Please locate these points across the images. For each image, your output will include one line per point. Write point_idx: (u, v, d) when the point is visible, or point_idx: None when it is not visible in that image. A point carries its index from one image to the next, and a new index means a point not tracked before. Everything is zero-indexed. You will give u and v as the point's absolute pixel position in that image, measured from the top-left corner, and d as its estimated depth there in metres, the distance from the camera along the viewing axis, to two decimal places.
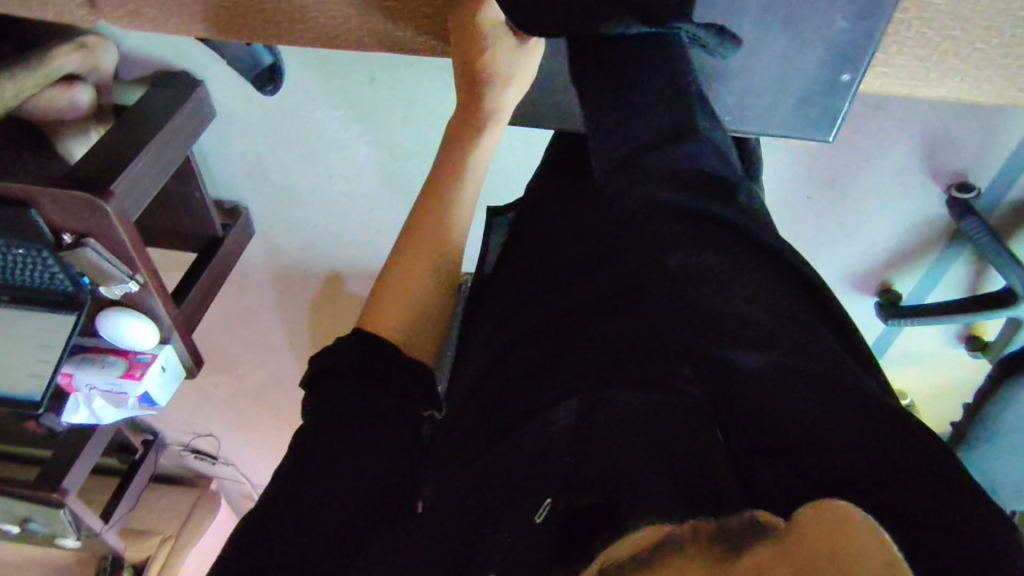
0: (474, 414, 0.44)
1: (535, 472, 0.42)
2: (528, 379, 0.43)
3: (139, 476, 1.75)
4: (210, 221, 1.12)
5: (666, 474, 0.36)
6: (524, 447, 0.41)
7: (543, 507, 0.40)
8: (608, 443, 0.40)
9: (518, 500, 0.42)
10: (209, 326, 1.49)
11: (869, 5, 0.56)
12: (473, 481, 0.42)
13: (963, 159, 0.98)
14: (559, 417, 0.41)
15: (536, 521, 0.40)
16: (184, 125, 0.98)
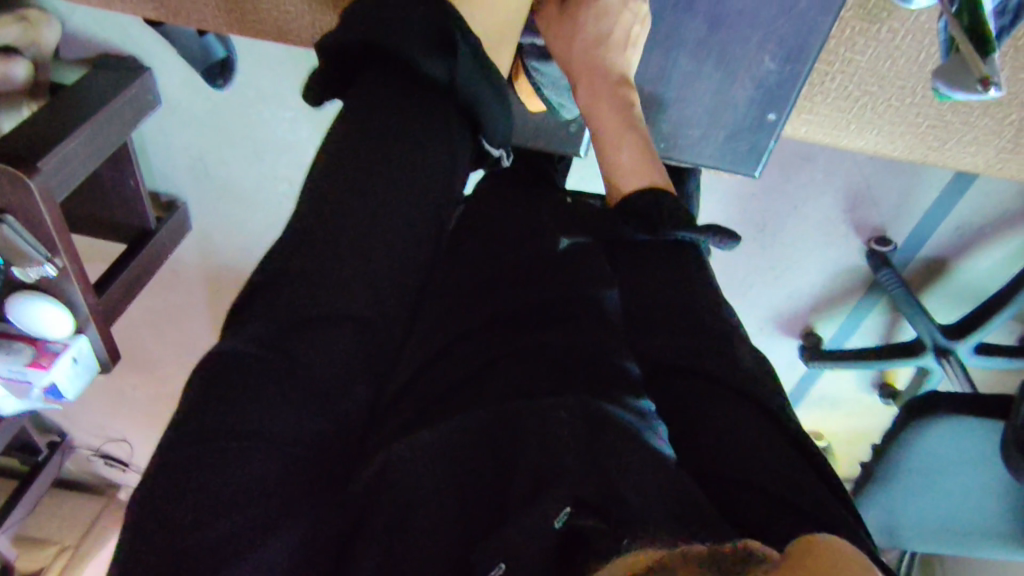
0: (441, 407, 0.43)
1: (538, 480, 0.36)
2: (499, 386, 0.43)
3: (41, 479, 1.64)
4: (143, 213, 1.08)
5: (667, 490, 0.35)
6: (525, 458, 0.38)
7: (563, 514, 0.34)
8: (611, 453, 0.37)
9: (518, 503, 0.36)
10: (133, 324, 1.43)
11: (796, 52, 0.60)
12: (446, 455, 0.40)
13: (882, 214, 1.05)
14: (559, 425, 0.39)
15: (553, 523, 0.34)
16: (124, 109, 0.95)
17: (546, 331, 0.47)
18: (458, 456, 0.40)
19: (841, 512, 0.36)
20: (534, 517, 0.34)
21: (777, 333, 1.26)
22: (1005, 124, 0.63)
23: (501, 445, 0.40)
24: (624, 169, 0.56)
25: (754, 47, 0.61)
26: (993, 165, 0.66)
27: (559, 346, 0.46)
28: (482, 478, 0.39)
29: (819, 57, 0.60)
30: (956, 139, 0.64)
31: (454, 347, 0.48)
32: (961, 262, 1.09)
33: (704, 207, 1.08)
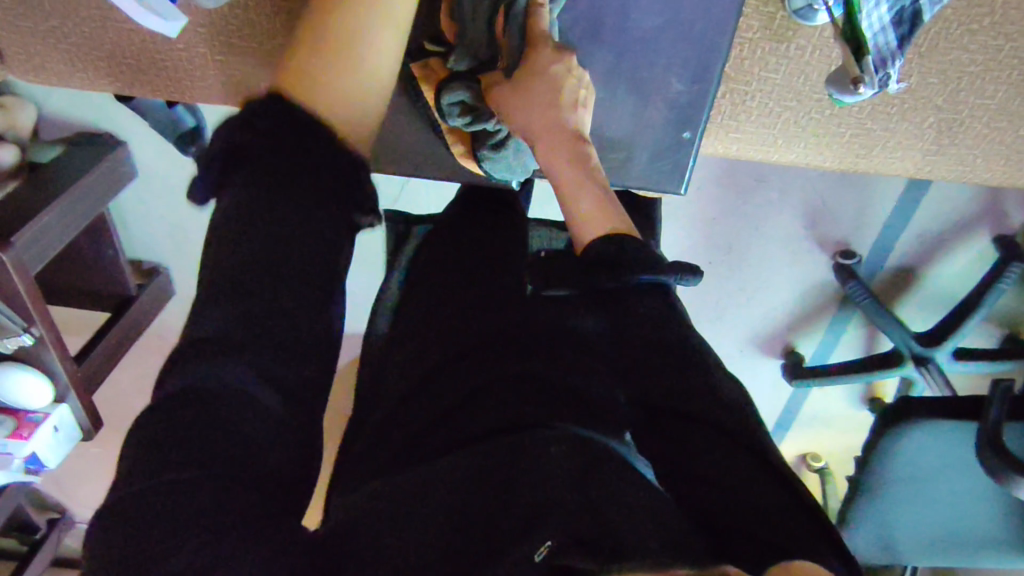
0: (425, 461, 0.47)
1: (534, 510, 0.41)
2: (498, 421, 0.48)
3: (40, 558, 1.63)
4: (123, 280, 1.12)
5: (643, 521, 0.40)
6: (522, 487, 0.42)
7: (544, 547, 0.39)
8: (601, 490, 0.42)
9: (502, 542, 0.40)
10: (124, 393, 1.44)
11: (700, 72, 0.65)
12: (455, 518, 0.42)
13: (843, 229, 1.07)
14: (555, 457, 0.44)
15: (538, 559, 0.38)
16: (99, 182, 0.99)
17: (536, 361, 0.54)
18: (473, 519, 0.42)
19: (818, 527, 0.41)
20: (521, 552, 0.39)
21: (757, 354, 1.26)
22: (924, 127, 0.68)
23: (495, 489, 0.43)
24: (586, 219, 0.58)
25: (661, 71, 0.65)
26: (923, 167, 0.71)
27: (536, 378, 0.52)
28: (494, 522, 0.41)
29: (722, 74, 0.65)
30: (881, 144, 0.70)
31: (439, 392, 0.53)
32: (928, 270, 1.10)
33: (671, 234, 1.09)
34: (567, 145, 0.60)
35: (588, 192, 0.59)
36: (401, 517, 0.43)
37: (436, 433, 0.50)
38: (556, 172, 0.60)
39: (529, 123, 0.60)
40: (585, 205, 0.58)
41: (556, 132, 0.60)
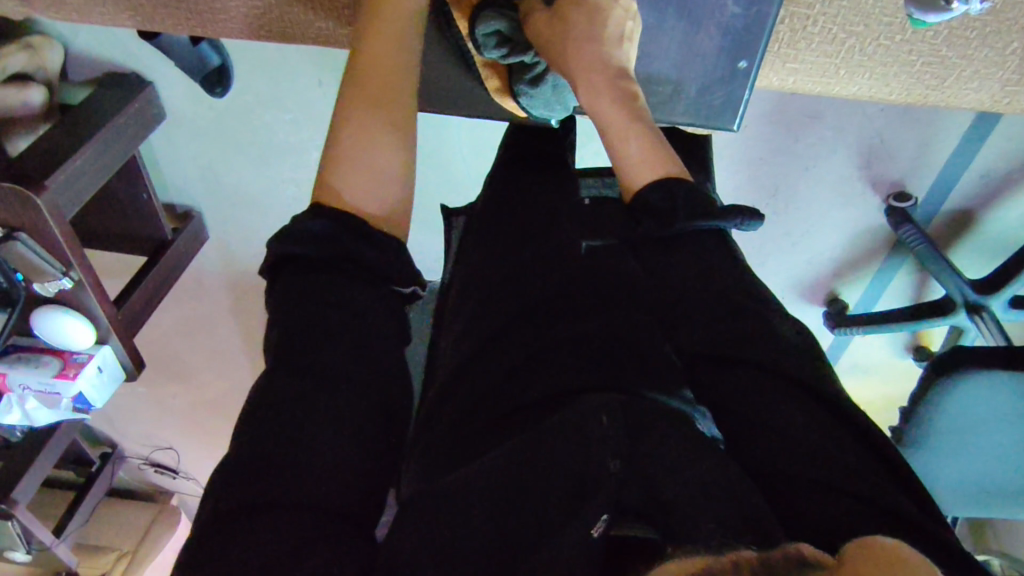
0: (473, 420, 0.47)
1: (585, 477, 0.39)
2: (544, 376, 0.47)
3: (96, 488, 1.71)
4: (159, 224, 1.12)
5: (709, 503, 0.38)
6: (561, 451, 0.40)
7: (599, 523, 0.38)
8: (655, 463, 0.40)
9: (552, 509, 0.39)
10: (166, 333, 1.48)
11: None
12: (498, 479, 0.41)
13: (899, 168, 1.00)
14: (599, 420, 0.41)
15: (593, 535, 0.37)
16: (129, 124, 0.98)
17: (579, 315, 0.51)
18: (514, 484, 0.40)
19: (891, 493, 0.38)
20: (575, 527, 0.37)
21: (799, 300, 1.22)
22: (1007, 54, 0.62)
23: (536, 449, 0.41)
24: (632, 162, 0.55)
25: None
26: (1000, 99, 0.65)
27: (578, 331, 0.50)
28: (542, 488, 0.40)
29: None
30: (956, 74, 0.64)
31: (483, 346, 0.52)
32: (990, 213, 1.03)
33: (714, 176, 1.04)
34: (609, 81, 0.57)
35: (636, 130, 0.56)
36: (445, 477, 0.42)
37: (482, 391, 0.49)
38: (598, 109, 0.57)
39: (572, 53, 0.58)
40: (631, 147, 0.55)
41: (598, 67, 0.57)
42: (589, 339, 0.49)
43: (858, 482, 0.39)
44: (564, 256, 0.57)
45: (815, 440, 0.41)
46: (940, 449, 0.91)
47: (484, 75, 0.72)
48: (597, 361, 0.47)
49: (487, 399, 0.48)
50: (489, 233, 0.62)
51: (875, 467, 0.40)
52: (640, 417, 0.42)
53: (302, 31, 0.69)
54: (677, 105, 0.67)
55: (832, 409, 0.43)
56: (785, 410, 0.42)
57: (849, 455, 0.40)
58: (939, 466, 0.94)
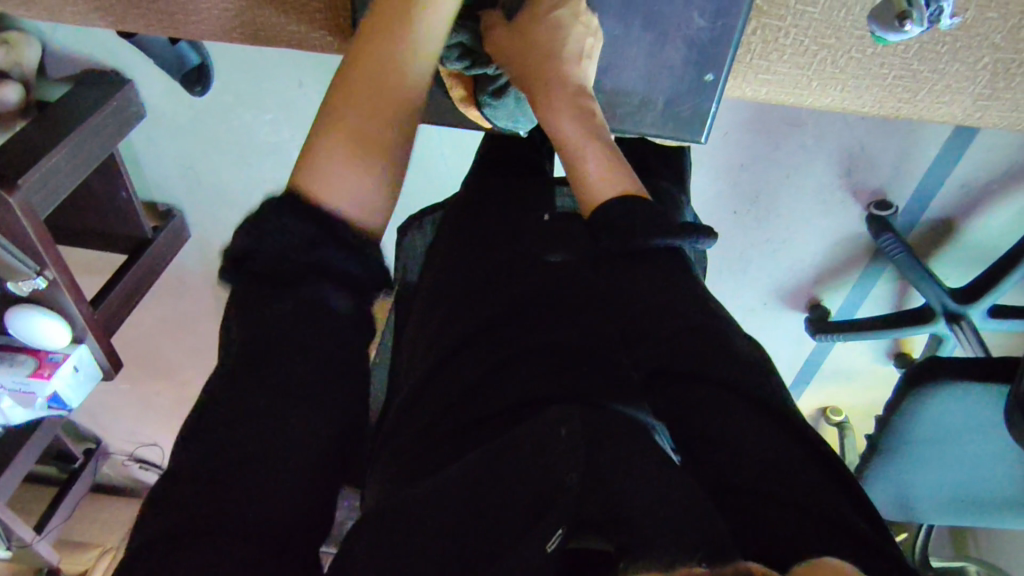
0: (434, 427, 0.46)
1: (548, 490, 0.37)
2: (507, 384, 0.46)
3: (79, 485, 1.71)
4: (138, 222, 1.11)
5: (665, 520, 0.36)
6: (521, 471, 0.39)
7: (556, 537, 0.36)
8: (614, 473, 0.39)
9: (508, 517, 0.37)
10: (148, 331, 1.47)
11: (725, 6, 0.60)
12: (458, 485, 0.39)
13: (880, 177, 1.00)
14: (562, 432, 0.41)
15: (549, 548, 0.35)
16: (107, 122, 0.97)
17: (546, 321, 0.51)
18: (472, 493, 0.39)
19: (843, 512, 0.38)
20: (532, 546, 0.35)
21: (781, 307, 1.22)
22: (978, 68, 0.62)
23: (496, 459, 0.40)
24: (594, 181, 0.55)
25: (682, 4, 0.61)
26: (972, 113, 0.65)
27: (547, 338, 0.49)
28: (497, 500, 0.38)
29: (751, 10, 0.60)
30: (928, 87, 0.64)
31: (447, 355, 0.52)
32: (969, 223, 1.04)
33: (695, 181, 1.04)
34: (570, 98, 0.58)
35: (595, 147, 0.56)
36: (399, 488, 0.42)
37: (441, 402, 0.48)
38: (557, 126, 0.57)
39: (535, 70, 0.58)
40: (589, 166, 0.55)
41: (554, 85, 0.58)
42: (553, 348, 0.48)
43: (812, 501, 0.38)
44: (532, 263, 0.57)
45: (772, 457, 0.41)
46: (908, 458, 0.91)
47: (449, 84, 0.71)
48: (560, 368, 0.47)
49: (446, 407, 0.47)
50: (460, 243, 0.62)
51: (830, 484, 0.40)
52: (601, 430, 0.42)
53: (273, 34, 0.68)
54: (645, 118, 0.68)
55: (792, 428, 0.43)
56: (748, 427, 0.42)
57: (808, 473, 0.40)
58: (907, 475, 0.94)
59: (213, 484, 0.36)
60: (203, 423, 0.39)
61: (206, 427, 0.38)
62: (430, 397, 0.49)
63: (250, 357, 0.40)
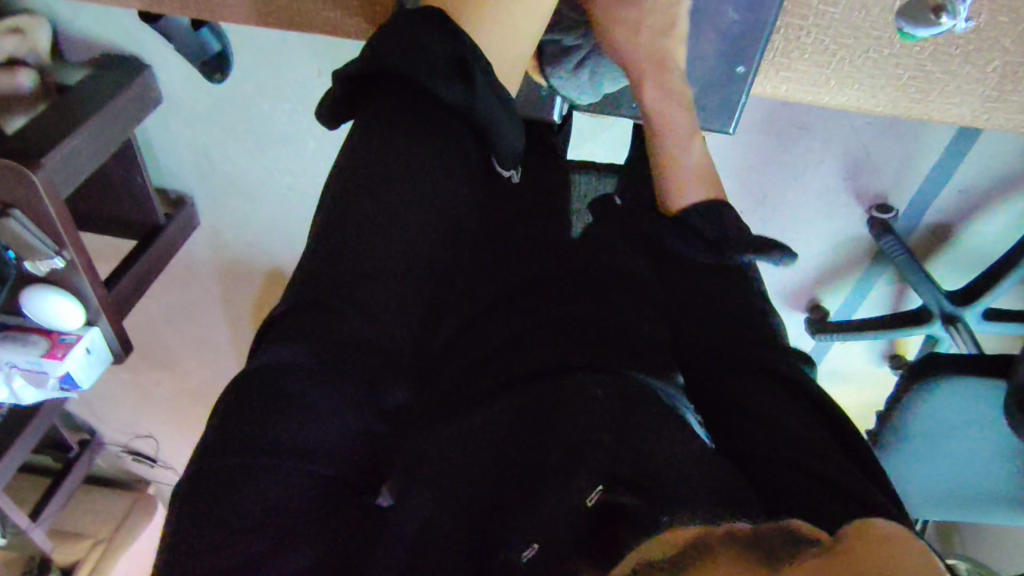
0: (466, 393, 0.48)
1: (584, 448, 0.40)
2: (540, 351, 0.49)
3: (73, 475, 1.70)
4: (151, 208, 1.12)
5: (696, 478, 0.39)
6: (561, 435, 0.42)
7: (594, 493, 0.38)
8: (647, 435, 0.41)
9: (550, 477, 0.40)
10: (152, 320, 1.47)
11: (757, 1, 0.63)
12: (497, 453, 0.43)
13: (883, 181, 1.03)
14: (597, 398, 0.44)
15: (589, 504, 0.38)
16: (126, 106, 0.98)
17: (575, 300, 0.53)
18: (510, 457, 0.42)
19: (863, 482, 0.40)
20: (568, 498, 0.38)
21: (783, 307, 1.25)
22: (988, 71, 0.65)
23: (538, 423, 0.43)
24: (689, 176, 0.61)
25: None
26: (980, 116, 0.68)
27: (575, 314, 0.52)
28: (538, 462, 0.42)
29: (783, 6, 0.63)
30: (940, 89, 0.67)
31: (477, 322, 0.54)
32: (966, 227, 1.07)
33: None
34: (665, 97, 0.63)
35: (687, 151, 0.62)
36: (432, 448, 0.44)
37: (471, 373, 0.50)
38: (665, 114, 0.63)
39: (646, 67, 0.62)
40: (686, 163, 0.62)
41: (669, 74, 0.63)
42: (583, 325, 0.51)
43: (834, 470, 0.40)
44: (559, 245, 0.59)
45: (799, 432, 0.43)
46: (912, 455, 0.93)
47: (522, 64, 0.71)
48: (591, 342, 0.49)
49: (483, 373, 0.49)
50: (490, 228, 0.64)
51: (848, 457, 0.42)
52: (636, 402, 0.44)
53: (309, 19, 0.70)
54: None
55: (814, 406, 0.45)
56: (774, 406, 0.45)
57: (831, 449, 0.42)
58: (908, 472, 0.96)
59: (267, 448, 0.39)
60: (270, 385, 0.41)
61: (274, 385, 0.41)
62: (461, 362, 0.50)
63: (319, 313, 0.43)
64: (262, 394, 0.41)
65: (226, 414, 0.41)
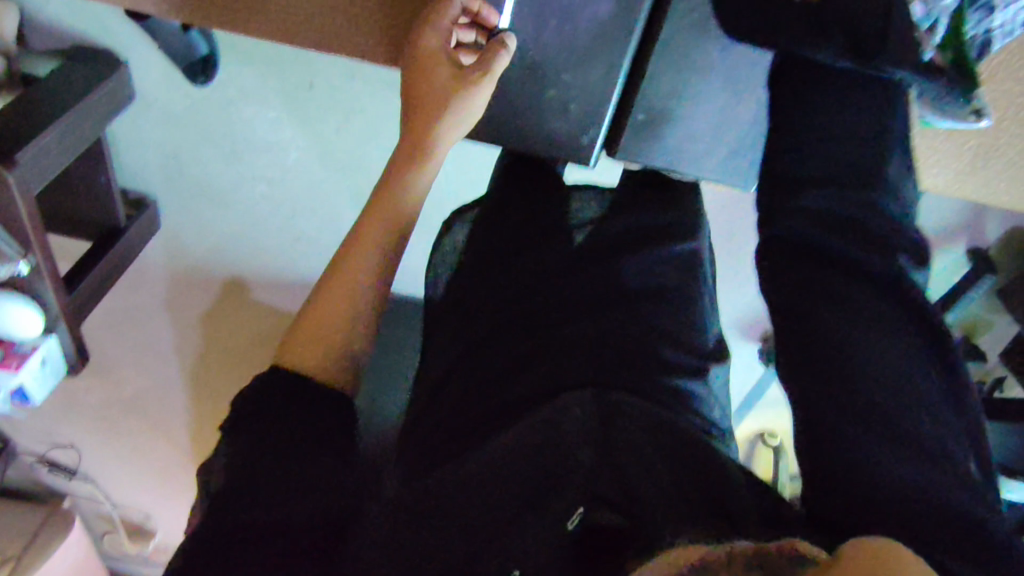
0: (482, 425, 0.60)
1: (556, 475, 0.55)
2: (544, 379, 0.61)
3: None
4: (113, 211, 1.05)
5: (655, 480, 0.53)
6: (526, 462, 0.56)
7: (576, 516, 0.52)
8: (624, 451, 0.55)
9: (519, 502, 0.54)
10: (93, 324, 1.38)
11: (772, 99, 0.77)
12: (483, 480, 0.55)
13: None
14: (573, 420, 0.57)
15: (570, 527, 0.52)
16: (101, 105, 0.92)
17: (571, 326, 0.66)
18: (488, 494, 0.54)
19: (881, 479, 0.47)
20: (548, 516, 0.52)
21: (739, 337, 1.33)
22: (962, 147, 0.74)
23: (516, 458, 0.56)
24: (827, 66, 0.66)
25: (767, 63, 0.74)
26: (952, 184, 0.77)
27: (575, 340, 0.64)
28: (520, 484, 0.55)
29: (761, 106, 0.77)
30: (921, 158, 0.75)
31: (488, 350, 0.67)
32: None
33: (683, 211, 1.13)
34: None
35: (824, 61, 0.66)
36: (449, 473, 0.56)
37: (488, 396, 0.62)
38: None
39: None
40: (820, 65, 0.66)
41: None
42: (586, 353, 0.63)
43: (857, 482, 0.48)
44: (561, 277, 0.71)
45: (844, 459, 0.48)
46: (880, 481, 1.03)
47: None
48: (593, 369, 0.61)
49: (463, 421, 0.61)
50: (518, 257, 0.73)
51: None
52: (613, 416, 0.57)
53: None
54: (693, 151, 0.80)
55: None
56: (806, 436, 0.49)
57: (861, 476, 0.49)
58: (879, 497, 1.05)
59: (274, 503, 0.52)
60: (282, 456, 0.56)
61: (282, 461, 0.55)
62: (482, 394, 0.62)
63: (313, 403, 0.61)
64: (276, 466, 0.55)
65: (235, 492, 0.53)
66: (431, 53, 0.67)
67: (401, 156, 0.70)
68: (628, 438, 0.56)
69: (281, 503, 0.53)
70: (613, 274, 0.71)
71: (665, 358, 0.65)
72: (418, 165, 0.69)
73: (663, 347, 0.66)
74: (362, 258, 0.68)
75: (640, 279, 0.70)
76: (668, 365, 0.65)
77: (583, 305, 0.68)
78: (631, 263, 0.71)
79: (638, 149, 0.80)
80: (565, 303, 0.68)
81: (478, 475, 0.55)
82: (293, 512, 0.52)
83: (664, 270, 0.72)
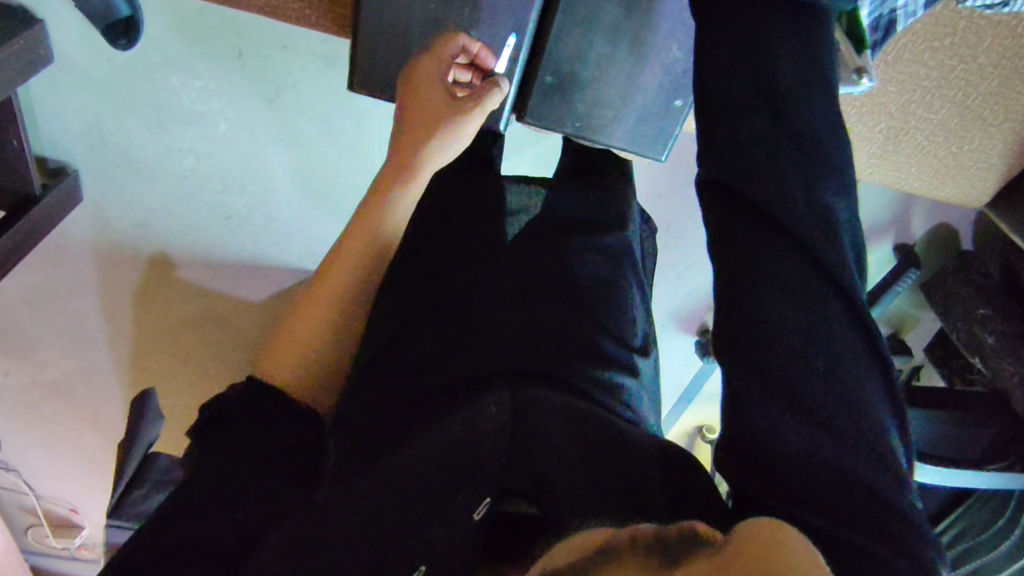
0: (397, 417, 0.52)
1: (474, 476, 0.49)
2: (462, 366, 0.54)
3: None
4: (27, 177, 1.00)
5: (584, 475, 0.48)
6: (445, 459, 0.47)
7: (483, 506, 0.49)
8: (535, 444, 0.49)
9: (453, 502, 0.48)
10: (10, 302, 1.31)
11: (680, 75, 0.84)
12: (395, 480, 0.47)
13: None
14: (491, 417, 0.48)
15: (476, 516, 0.48)
16: (12, 61, 0.88)
17: (501, 309, 0.61)
18: (402, 492, 0.47)
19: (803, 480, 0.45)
20: (459, 516, 0.48)
21: (676, 331, 1.33)
22: None
23: (437, 455, 0.47)
24: None
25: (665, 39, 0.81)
26: None
27: (502, 322, 0.59)
28: (440, 484, 0.48)
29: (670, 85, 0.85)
30: None
31: (417, 328, 0.61)
32: None
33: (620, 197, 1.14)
34: None
35: None
36: (350, 482, 0.47)
37: (409, 382, 0.56)
38: None
39: None
40: None
41: None
42: (509, 337, 0.57)
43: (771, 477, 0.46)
44: (494, 263, 0.67)
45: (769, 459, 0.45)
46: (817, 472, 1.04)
47: None
48: (511, 352, 0.55)
49: (390, 410, 0.53)
50: (446, 237, 0.70)
51: None
52: (530, 407, 0.49)
53: None
54: (602, 118, 0.89)
55: None
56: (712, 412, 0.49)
57: None
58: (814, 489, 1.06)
59: (176, 526, 0.45)
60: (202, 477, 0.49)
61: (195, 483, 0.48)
62: (401, 383, 0.56)
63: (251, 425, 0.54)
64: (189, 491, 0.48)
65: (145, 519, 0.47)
66: (430, 81, 0.77)
67: (391, 169, 0.74)
68: (560, 430, 0.49)
69: (191, 502, 0.47)
70: (550, 262, 0.67)
71: (600, 347, 0.62)
72: (410, 174, 0.73)
73: (600, 338, 0.63)
74: (341, 273, 0.69)
75: (583, 270, 0.68)
76: (603, 354, 0.61)
77: (513, 288, 0.64)
78: (573, 250, 0.69)
79: (547, 115, 0.88)
80: (498, 287, 0.64)
81: (390, 478, 0.46)
82: (197, 528, 0.45)
83: (598, 258, 0.70)
